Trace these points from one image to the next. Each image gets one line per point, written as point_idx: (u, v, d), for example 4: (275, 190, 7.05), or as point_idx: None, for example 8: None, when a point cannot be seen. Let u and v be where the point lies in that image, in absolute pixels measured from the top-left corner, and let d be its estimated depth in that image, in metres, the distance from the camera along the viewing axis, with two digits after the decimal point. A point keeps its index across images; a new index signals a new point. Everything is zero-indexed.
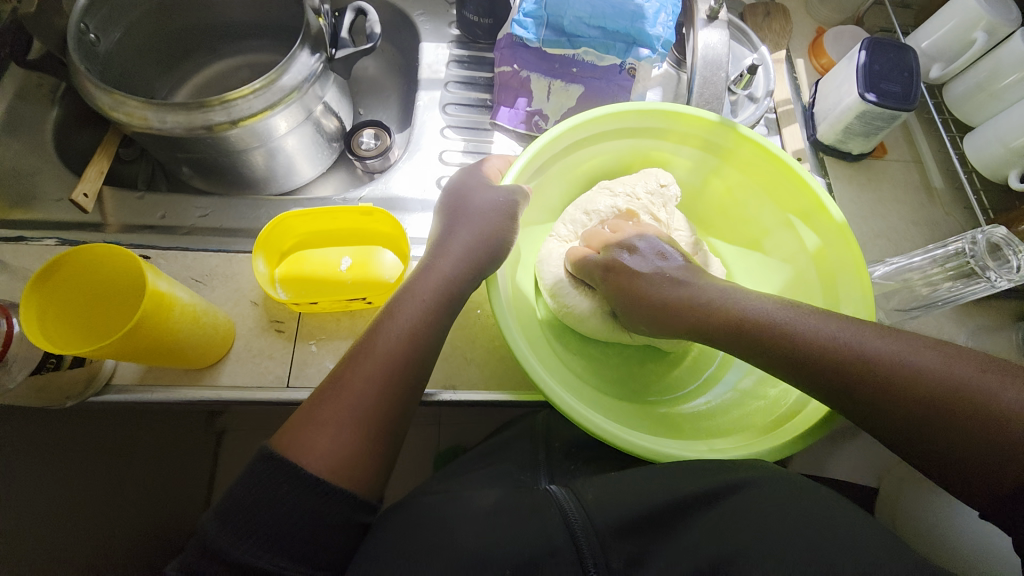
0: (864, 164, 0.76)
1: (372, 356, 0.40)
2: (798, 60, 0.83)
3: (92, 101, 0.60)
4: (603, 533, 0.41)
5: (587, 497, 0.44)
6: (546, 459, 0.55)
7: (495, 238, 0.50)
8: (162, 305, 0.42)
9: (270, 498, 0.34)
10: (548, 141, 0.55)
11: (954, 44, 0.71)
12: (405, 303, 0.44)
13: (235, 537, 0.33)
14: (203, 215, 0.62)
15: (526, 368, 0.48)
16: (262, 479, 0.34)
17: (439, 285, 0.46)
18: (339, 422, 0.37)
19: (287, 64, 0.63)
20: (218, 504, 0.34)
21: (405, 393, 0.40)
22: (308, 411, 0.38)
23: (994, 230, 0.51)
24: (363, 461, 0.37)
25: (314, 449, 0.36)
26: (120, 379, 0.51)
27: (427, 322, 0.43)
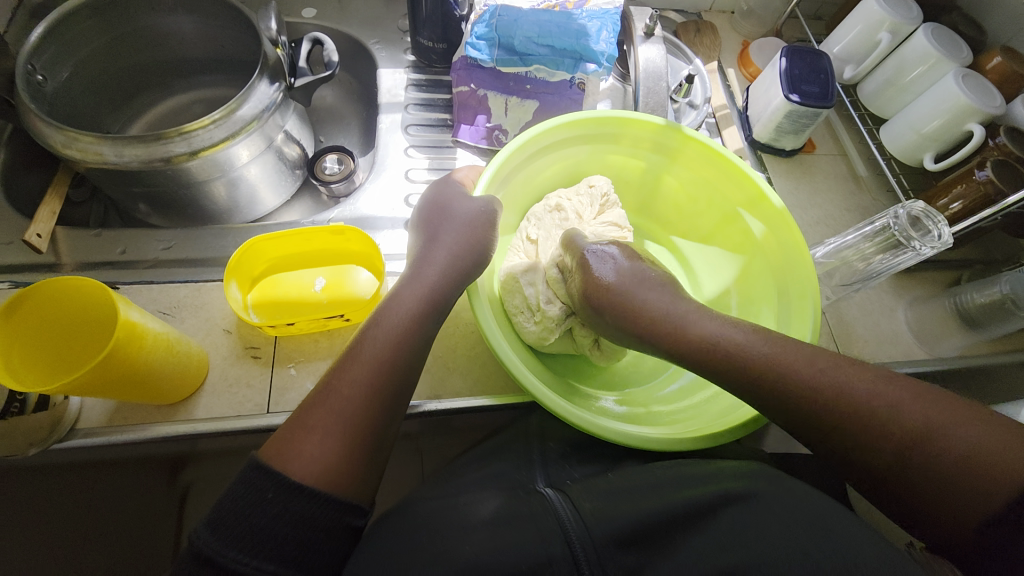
0: (797, 159, 0.83)
1: (359, 362, 0.41)
2: (729, 69, 0.90)
3: (44, 140, 0.59)
4: (599, 543, 0.42)
5: (586, 508, 0.45)
6: (542, 459, 0.55)
7: (472, 246, 0.53)
8: (134, 334, 0.41)
9: (260, 505, 0.34)
10: (511, 151, 0.58)
11: (862, 46, 0.80)
12: (391, 310, 0.45)
13: (224, 544, 0.32)
14: (166, 247, 0.61)
15: (509, 366, 0.49)
16: (255, 488, 0.35)
17: (423, 292, 0.47)
18: (326, 429, 0.38)
19: (246, 94, 0.64)
20: (208, 514, 0.34)
21: (389, 397, 0.41)
22: (297, 420, 0.39)
23: (913, 205, 0.57)
24: (351, 467, 0.38)
25: (301, 456, 0.37)
26: (85, 423, 0.48)
27: (410, 326, 0.45)
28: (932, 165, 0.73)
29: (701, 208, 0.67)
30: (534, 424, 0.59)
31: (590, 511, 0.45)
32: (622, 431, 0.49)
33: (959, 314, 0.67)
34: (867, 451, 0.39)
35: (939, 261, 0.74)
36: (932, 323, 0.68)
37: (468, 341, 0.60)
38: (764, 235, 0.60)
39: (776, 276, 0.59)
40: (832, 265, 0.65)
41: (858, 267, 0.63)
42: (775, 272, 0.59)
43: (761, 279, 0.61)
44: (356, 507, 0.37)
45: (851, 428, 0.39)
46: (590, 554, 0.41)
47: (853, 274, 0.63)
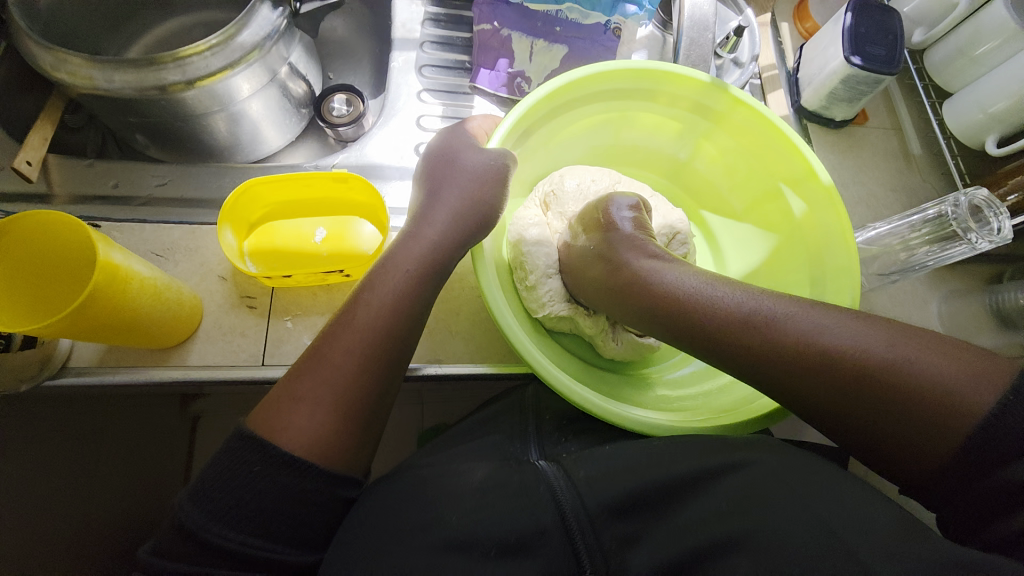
0: (846, 131, 0.76)
1: (352, 329, 0.39)
2: (782, 24, 0.81)
3: (33, 61, 0.56)
4: (594, 514, 0.41)
5: (578, 476, 0.44)
6: (536, 430, 0.53)
7: (476, 205, 0.48)
8: (116, 278, 0.38)
9: (249, 479, 0.33)
10: (529, 106, 0.51)
11: (935, 8, 0.71)
12: (388, 272, 0.42)
13: (208, 518, 0.32)
14: (161, 184, 0.57)
15: (511, 339, 0.46)
16: (238, 457, 0.34)
17: (423, 254, 0.44)
18: (317, 399, 0.36)
19: (246, 19, 0.58)
20: (192, 484, 0.33)
21: (383, 367, 0.39)
22: (286, 386, 0.37)
23: (976, 192, 0.51)
24: (342, 440, 0.36)
25: (290, 426, 0.35)
26: (77, 361, 0.47)
27: (406, 289, 0.42)
28: (994, 149, 0.66)
29: (738, 179, 0.61)
30: (528, 397, 0.57)
31: (584, 478, 0.44)
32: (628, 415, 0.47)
33: (997, 313, 0.63)
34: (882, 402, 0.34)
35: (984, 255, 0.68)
36: (968, 321, 0.64)
37: (472, 304, 0.57)
38: (804, 214, 0.55)
39: (812, 257, 0.54)
40: (872, 253, 0.60)
41: (900, 257, 0.58)
42: (810, 258, 0.54)
43: (793, 264, 0.56)
44: (348, 481, 0.36)
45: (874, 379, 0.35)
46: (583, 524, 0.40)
47: (893, 264, 0.58)
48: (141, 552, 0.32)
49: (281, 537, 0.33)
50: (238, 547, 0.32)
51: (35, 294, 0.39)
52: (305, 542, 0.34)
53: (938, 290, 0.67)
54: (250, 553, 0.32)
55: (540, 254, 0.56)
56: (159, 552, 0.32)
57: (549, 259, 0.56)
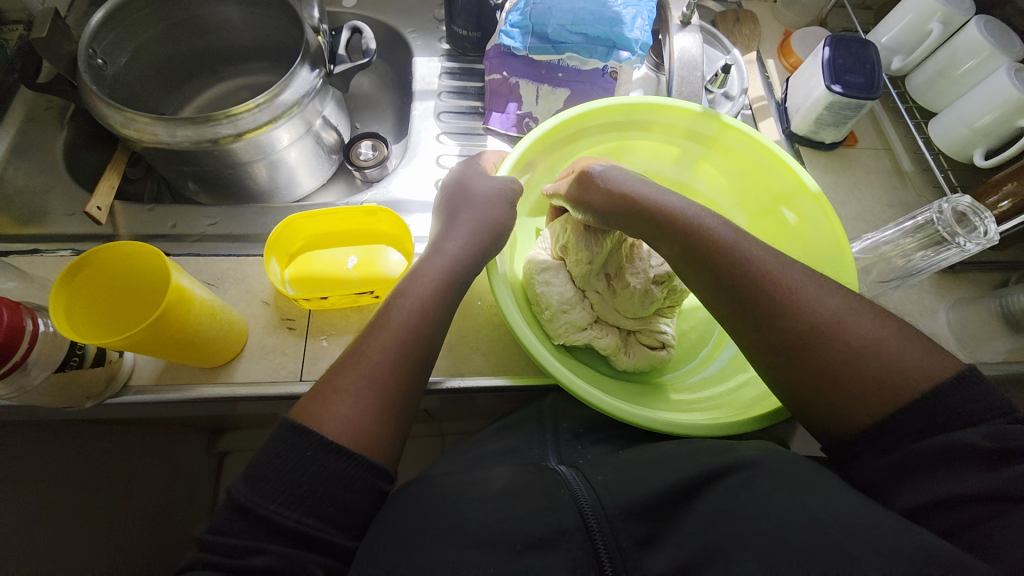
0: (837, 152, 0.81)
1: (387, 330, 0.43)
2: (768, 60, 0.88)
3: (103, 120, 0.64)
4: (613, 515, 0.42)
5: (597, 481, 0.46)
6: (554, 437, 0.55)
7: (494, 223, 0.53)
8: (183, 299, 0.44)
9: (298, 462, 0.37)
10: (538, 138, 0.58)
11: (911, 36, 0.77)
12: (417, 282, 0.47)
13: (264, 497, 0.35)
14: (212, 223, 0.64)
15: (527, 346, 0.50)
16: (289, 441, 0.37)
17: (447, 267, 0.49)
18: (357, 392, 0.40)
19: (289, 80, 0.67)
20: (245, 470, 0.37)
21: (412, 367, 0.43)
22: (328, 382, 0.41)
23: (960, 200, 0.55)
24: (379, 428, 0.40)
25: (335, 416, 0.39)
26: (137, 380, 0.52)
27: (433, 296, 0.46)
28: (981, 162, 0.70)
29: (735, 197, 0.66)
30: (546, 404, 0.60)
31: (602, 483, 0.46)
32: (642, 414, 0.49)
33: (1005, 317, 0.64)
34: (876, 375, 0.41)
35: (985, 262, 0.70)
36: (974, 326, 0.65)
37: (489, 322, 0.61)
38: (800, 223, 0.59)
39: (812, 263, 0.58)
40: (869, 261, 0.63)
41: (897, 263, 0.61)
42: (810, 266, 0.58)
43: None
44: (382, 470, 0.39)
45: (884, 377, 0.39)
46: (603, 522, 0.41)
47: (892, 271, 0.61)
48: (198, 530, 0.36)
49: (324, 517, 0.36)
50: (290, 524, 0.35)
51: (112, 315, 0.45)
52: (346, 525, 0.37)
53: (942, 297, 0.68)
54: (300, 531, 0.35)
55: (550, 277, 0.61)
56: (216, 533, 0.35)
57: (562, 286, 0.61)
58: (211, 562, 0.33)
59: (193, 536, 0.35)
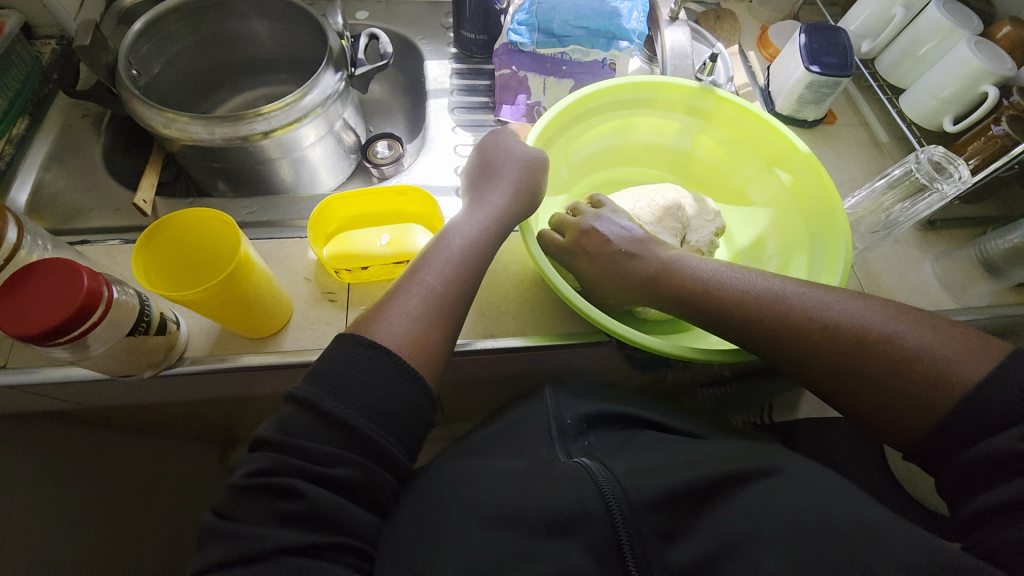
0: (819, 129, 0.88)
1: (448, 264, 0.50)
2: (749, 52, 0.97)
3: (144, 122, 0.69)
4: (636, 504, 0.45)
5: (619, 472, 0.49)
6: (559, 433, 0.59)
7: (529, 184, 0.58)
8: (249, 260, 0.47)
9: (384, 380, 0.42)
10: (555, 114, 0.63)
11: (877, 21, 0.85)
12: (466, 226, 0.53)
13: (344, 403, 0.40)
14: (249, 213, 0.69)
15: (556, 286, 0.55)
16: (359, 354, 0.42)
17: (493, 216, 0.55)
18: (416, 314, 0.46)
19: (314, 82, 0.73)
20: (322, 375, 0.41)
21: (457, 304, 0.49)
22: (388, 304, 0.47)
23: (934, 150, 0.61)
24: (433, 348, 0.46)
25: (401, 333, 0.45)
26: (192, 352, 0.56)
27: (474, 241, 0.52)
28: (951, 126, 0.77)
29: (733, 165, 0.71)
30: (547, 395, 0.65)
31: (625, 475, 0.48)
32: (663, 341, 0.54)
33: (984, 263, 0.70)
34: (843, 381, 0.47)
35: (962, 218, 0.76)
36: (960, 273, 0.71)
37: (515, 289, 0.65)
38: (793, 184, 0.65)
39: (808, 220, 0.63)
40: (859, 215, 0.68)
41: (883, 216, 0.66)
42: (807, 219, 0.63)
43: (793, 223, 0.65)
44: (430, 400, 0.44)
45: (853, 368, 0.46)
46: (627, 513, 0.44)
47: (879, 223, 0.66)
48: (268, 427, 0.40)
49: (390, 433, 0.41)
50: (374, 435, 0.40)
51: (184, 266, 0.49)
52: (412, 446, 0.43)
53: (929, 250, 0.74)
54: (383, 444, 0.40)
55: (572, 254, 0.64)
56: (289, 423, 0.40)
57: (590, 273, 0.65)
58: (289, 455, 0.38)
59: (264, 434, 0.39)
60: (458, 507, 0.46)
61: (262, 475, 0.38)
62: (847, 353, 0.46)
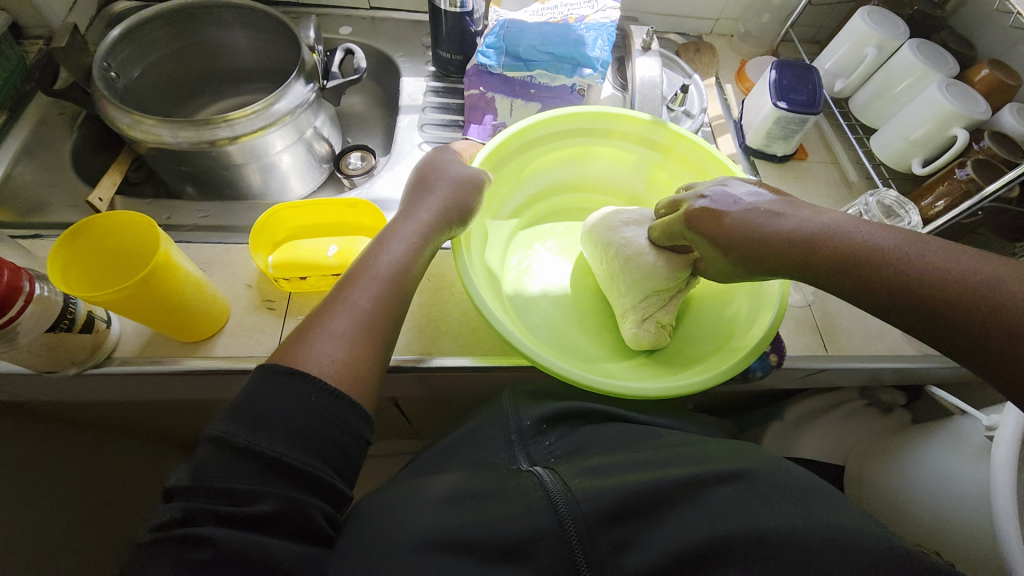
0: (789, 165, 0.88)
1: (375, 281, 0.49)
2: (727, 85, 0.98)
3: (112, 123, 0.70)
4: (589, 518, 0.44)
5: (574, 483, 0.48)
6: (519, 438, 0.59)
7: (459, 203, 0.58)
8: (171, 265, 0.47)
9: (307, 405, 0.40)
10: (506, 137, 0.64)
11: (851, 60, 0.84)
12: (393, 241, 0.53)
13: (264, 433, 0.37)
14: (204, 216, 0.70)
15: (488, 320, 0.53)
16: (276, 381, 0.40)
17: (420, 232, 0.54)
18: (338, 335, 0.45)
19: (283, 91, 0.74)
20: (234, 407, 0.38)
21: (386, 326, 0.48)
22: (309, 328, 0.45)
23: (885, 194, 0.61)
24: (362, 370, 0.45)
25: (325, 358, 0.43)
26: (121, 352, 0.56)
27: (404, 259, 0.52)
28: (920, 169, 0.76)
29: None
30: (505, 403, 0.64)
31: (579, 485, 0.48)
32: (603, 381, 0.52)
33: None
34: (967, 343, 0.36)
35: None
36: None
37: (458, 308, 0.65)
38: None
39: None
40: None
41: None
42: None
43: None
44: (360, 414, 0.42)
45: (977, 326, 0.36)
46: (580, 527, 0.44)
47: None
48: (177, 477, 0.36)
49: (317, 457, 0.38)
50: (301, 462, 0.37)
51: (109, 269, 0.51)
52: (345, 468, 0.40)
53: None
54: (311, 469, 0.38)
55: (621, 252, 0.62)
56: (201, 467, 0.36)
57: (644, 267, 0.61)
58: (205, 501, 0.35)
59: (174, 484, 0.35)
60: (379, 523, 0.44)
61: (175, 526, 0.34)
62: (914, 289, 0.39)
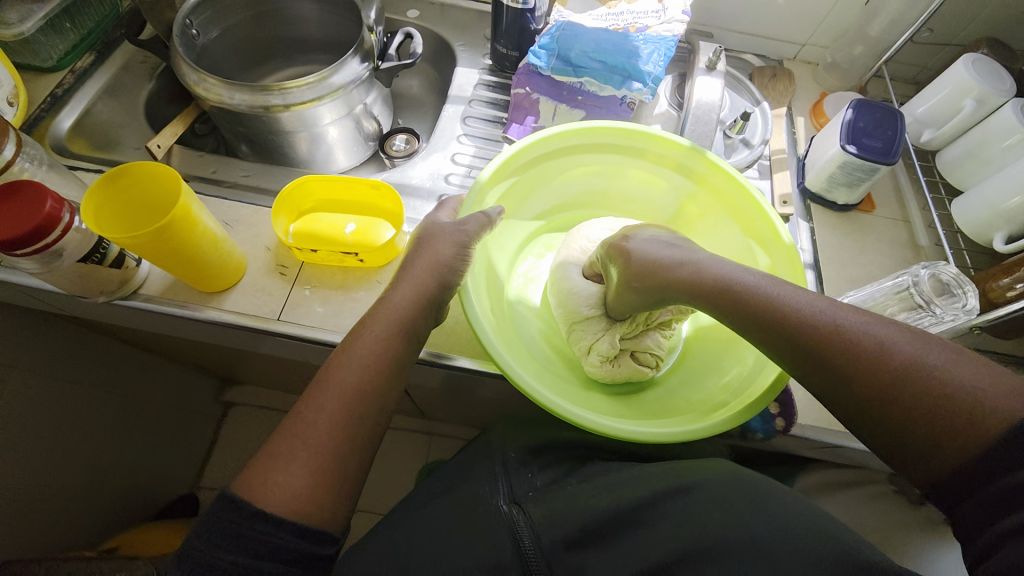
0: (851, 215, 0.79)
1: (334, 394, 0.45)
2: (798, 117, 0.90)
3: (182, 78, 0.76)
4: (547, 549, 0.50)
5: (535, 516, 0.54)
6: (504, 469, 0.61)
7: (439, 269, 0.54)
8: (189, 218, 0.51)
9: (257, 521, 0.38)
10: (535, 142, 0.62)
11: (945, 110, 0.75)
12: (363, 334, 0.49)
13: (221, 545, 0.37)
14: (245, 175, 0.74)
15: (485, 343, 0.52)
16: (223, 521, 0.38)
17: (396, 317, 0.50)
18: (299, 466, 0.41)
19: (338, 66, 0.77)
20: (195, 529, 0.38)
21: (356, 442, 0.44)
22: (268, 457, 0.42)
23: (941, 268, 0.53)
24: (323, 498, 0.41)
25: (277, 489, 0.40)
26: (146, 290, 0.61)
27: (370, 377, 0.47)
28: (1001, 246, 0.67)
29: (715, 235, 0.68)
30: (494, 441, 0.66)
31: (539, 518, 0.53)
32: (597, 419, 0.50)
33: None
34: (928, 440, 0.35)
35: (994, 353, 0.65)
36: None
37: (458, 306, 0.65)
38: (769, 269, 0.61)
39: None
40: None
41: None
42: None
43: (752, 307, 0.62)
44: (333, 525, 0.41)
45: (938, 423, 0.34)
46: (541, 557, 0.50)
47: None
48: None
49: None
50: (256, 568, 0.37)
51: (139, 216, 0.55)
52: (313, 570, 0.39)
53: None
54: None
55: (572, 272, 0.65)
56: None
57: (586, 294, 0.63)
58: None
59: None
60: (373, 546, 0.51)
61: None
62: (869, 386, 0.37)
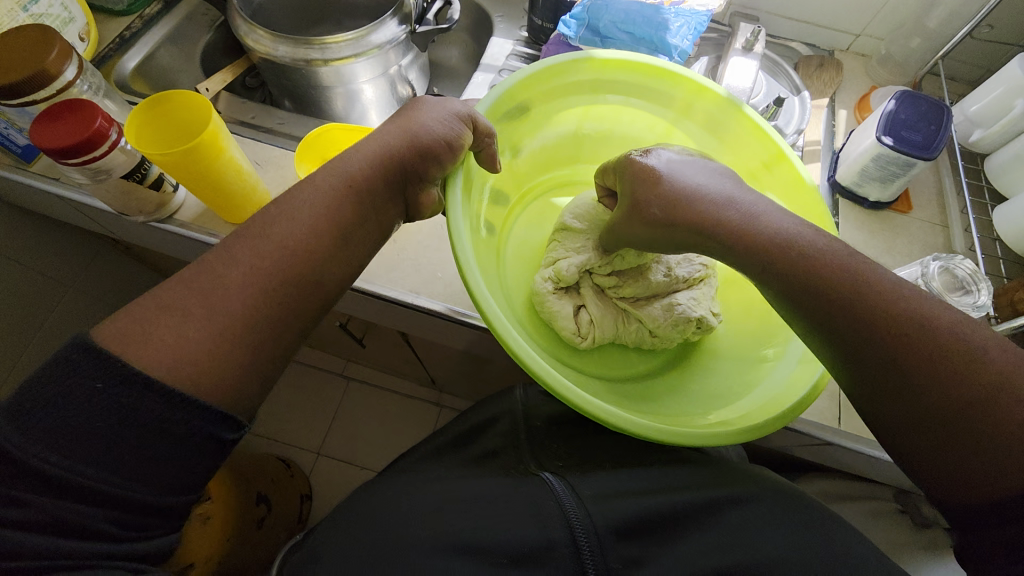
0: (883, 214, 0.75)
1: (267, 241, 0.45)
2: (841, 110, 0.85)
3: (235, 30, 0.82)
4: (600, 530, 0.46)
5: (585, 494, 0.50)
6: (530, 441, 0.61)
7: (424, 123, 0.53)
8: (215, 145, 0.55)
9: (83, 461, 0.34)
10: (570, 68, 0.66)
11: (996, 111, 0.70)
12: (308, 190, 0.48)
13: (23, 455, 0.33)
14: (281, 123, 0.79)
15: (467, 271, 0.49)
16: (76, 359, 0.35)
17: (346, 171, 0.50)
18: (202, 320, 0.40)
19: (377, 26, 0.80)
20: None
21: (288, 287, 0.44)
22: (165, 309, 0.40)
23: (956, 262, 0.52)
24: (216, 372, 0.39)
25: (176, 337, 0.38)
26: (180, 216, 0.67)
27: (312, 227, 0.46)
28: None
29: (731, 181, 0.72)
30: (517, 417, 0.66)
31: (590, 497, 0.50)
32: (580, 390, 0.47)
33: None
34: (949, 455, 0.37)
35: None
36: None
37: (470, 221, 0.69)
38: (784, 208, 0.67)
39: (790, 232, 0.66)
40: None
41: None
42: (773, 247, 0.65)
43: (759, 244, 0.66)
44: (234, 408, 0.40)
45: (974, 443, 0.36)
46: (593, 538, 0.46)
47: None
48: None
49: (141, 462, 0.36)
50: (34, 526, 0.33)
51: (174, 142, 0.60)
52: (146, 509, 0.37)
53: None
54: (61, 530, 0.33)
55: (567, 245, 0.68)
56: None
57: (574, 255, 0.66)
58: None
59: None
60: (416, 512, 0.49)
61: None
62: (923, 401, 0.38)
